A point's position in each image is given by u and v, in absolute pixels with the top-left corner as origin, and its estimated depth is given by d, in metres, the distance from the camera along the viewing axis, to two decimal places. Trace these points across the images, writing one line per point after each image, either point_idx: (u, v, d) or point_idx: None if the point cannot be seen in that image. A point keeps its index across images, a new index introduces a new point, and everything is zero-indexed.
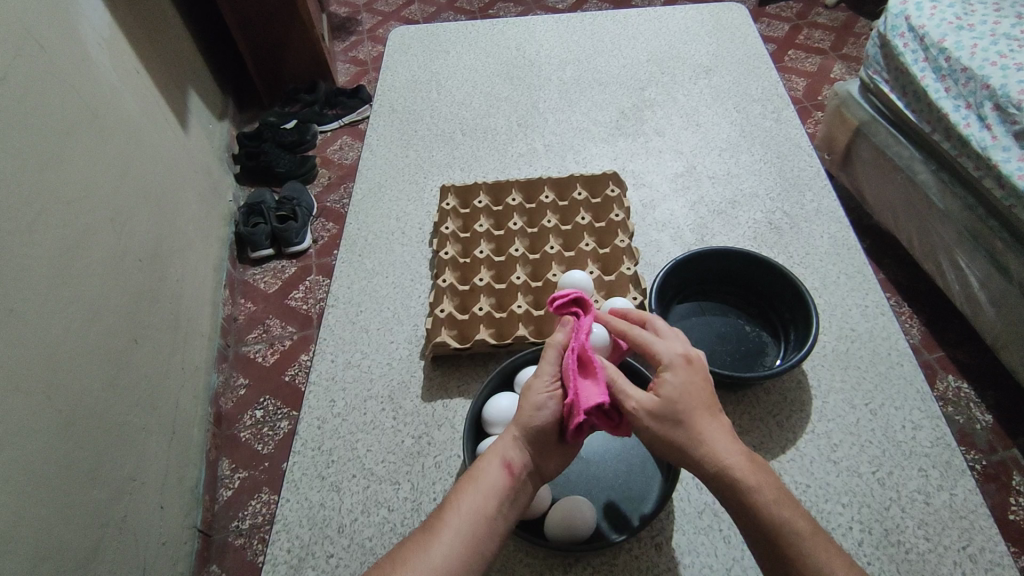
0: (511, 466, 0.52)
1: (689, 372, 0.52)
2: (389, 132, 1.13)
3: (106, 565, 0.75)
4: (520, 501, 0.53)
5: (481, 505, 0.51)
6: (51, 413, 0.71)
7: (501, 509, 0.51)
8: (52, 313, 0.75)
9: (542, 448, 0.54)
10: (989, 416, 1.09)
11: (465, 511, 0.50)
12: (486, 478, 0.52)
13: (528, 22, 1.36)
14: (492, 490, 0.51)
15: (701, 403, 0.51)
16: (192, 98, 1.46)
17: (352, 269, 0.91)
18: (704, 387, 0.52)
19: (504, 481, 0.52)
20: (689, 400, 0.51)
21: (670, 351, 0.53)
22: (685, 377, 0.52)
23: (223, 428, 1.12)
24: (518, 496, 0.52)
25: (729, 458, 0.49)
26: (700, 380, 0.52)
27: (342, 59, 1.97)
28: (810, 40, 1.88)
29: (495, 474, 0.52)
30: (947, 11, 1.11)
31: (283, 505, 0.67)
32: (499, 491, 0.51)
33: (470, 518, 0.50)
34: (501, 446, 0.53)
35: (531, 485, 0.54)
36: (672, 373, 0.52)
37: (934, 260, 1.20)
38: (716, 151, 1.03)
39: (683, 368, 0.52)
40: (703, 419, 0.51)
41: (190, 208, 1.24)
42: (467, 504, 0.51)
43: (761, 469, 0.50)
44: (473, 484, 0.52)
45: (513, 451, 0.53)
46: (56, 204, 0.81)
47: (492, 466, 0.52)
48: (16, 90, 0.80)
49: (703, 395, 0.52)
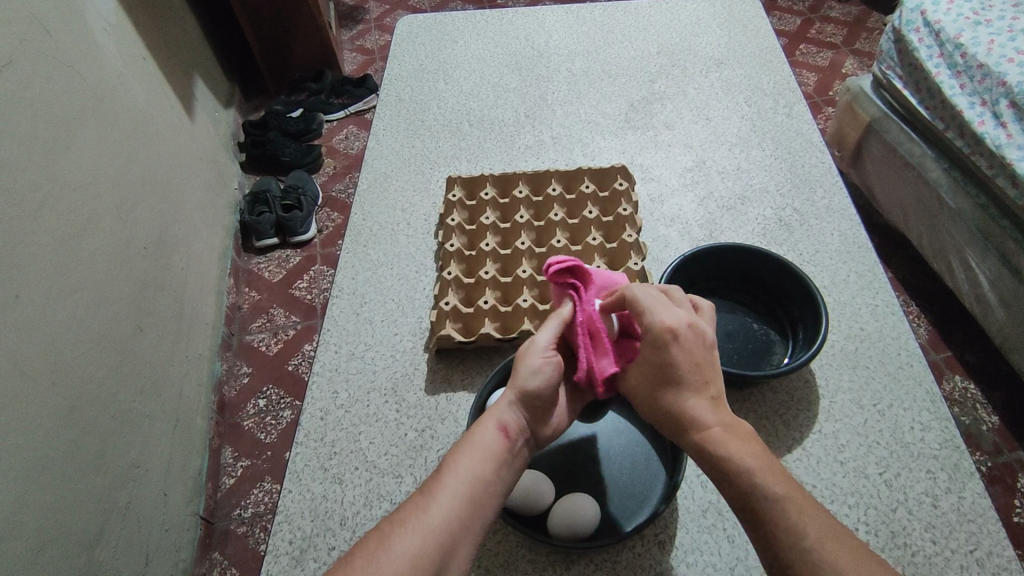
0: (506, 429, 0.52)
1: (675, 342, 0.50)
2: (396, 121, 1.12)
3: (109, 552, 0.75)
4: (517, 464, 0.52)
5: (480, 467, 0.49)
6: (56, 400, 0.71)
7: (498, 473, 0.50)
8: (57, 300, 0.75)
9: (537, 413, 0.54)
10: (996, 418, 1.08)
11: (462, 473, 0.49)
12: (482, 440, 0.51)
13: (538, 12, 1.35)
14: (489, 452, 0.50)
15: (685, 374, 0.49)
16: (198, 85, 1.45)
17: (356, 260, 0.90)
18: (693, 356, 0.50)
19: (500, 444, 0.51)
20: (671, 372, 0.49)
21: (656, 319, 0.51)
22: (668, 349, 0.50)
23: (225, 416, 1.13)
24: (515, 460, 0.51)
25: (710, 429, 0.47)
26: (689, 349, 0.50)
27: (349, 48, 1.96)
28: (822, 35, 1.85)
29: (491, 437, 0.51)
30: (964, 6, 1.09)
31: (285, 496, 0.67)
32: (495, 453, 0.50)
33: (468, 480, 0.48)
34: (495, 411, 0.53)
35: (526, 450, 0.53)
36: (656, 346, 0.50)
37: (945, 259, 1.18)
38: (726, 146, 1.02)
39: (669, 338, 0.50)
40: (685, 390, 0.49)
41: (195, 195, 1.24)
42: (464, 466, 0.49)
43: (747, 438, 0.46)
44: (470, 446, 0.50)
45: (507, 414, 0.53)
46: (62, 190, 0.81)
47: (487, 429, 0.52)
48: (21, 75, 0.79)
49: (689, 365, 0.49)
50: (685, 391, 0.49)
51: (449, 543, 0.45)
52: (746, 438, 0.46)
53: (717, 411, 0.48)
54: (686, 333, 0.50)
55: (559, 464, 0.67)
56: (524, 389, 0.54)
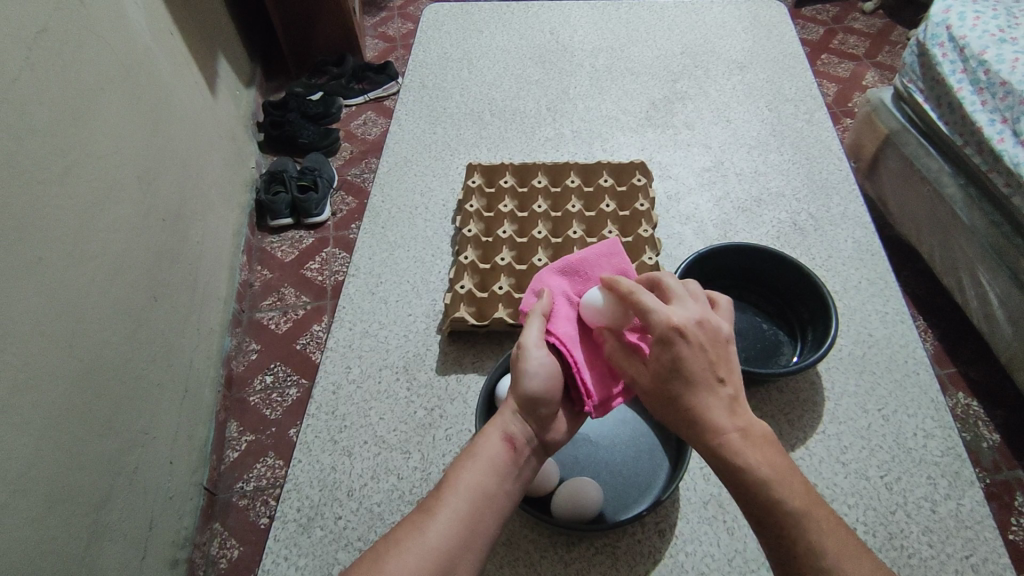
0: (512, 440, 0.54)
1: (683, 342, 0.48)
2: (418, 107, 1.13)
3: (116, 514, 0.77)
4: (523, 475, 0.54)
5: (482, 480, 0.51)
6: (72, 362, 0.73)
7: (503, 485, 0.52)
8: (79, 264, 0.77)
9: (547, 422, 0.56)
10: (997, 436, 1.09)
11: (465, 487, 0.50)
12: (485, 453, 0.53)
13: (564, 7, 1.35)
14: (492, 466, 0.52)
15: (696, 375, 0.48)
16: (223, 63, 1.47)
17: (374, 241, 0.91)
18: (701, 356, 0.48)
19: (505, 454, 0.53)
20: (682, 374, 0.48)
21: (663, 319, 0.49)
22: (677, 350, 0.48)
23: (233, 391, 1.14)
24: (521, 471, 0.53)
25: (725, 434, 0.46)
26: (698, 349, 0.48)
27: (371, 34, 1.97)
28: (844, 45, 1.85)
29: (495, 448, 0.53)
30: (990, 22, 1.09)
31: (295, 465, 0.69)
32: (500, 464, 0.52)
33: (470, 495, 0.50)
34: (501, 420, 0.55)
35: (534, 458, 0.55)
36: (664, 348, 0.48)
37: (955, 275, 1.19)
38: (745, 148, 1.03)
39: (676, 338, 0.48)
40: (697, 389, 0.48)
41: (214, 172, 1.25)
42: (467, 480, 0.51)
43: (764, 444, 0.46)
44: (473, 458, 0.52)
45: (514, 423, 0.55)
46: (89, 159, 0.82)
47: (493, 439, 0.54)
48: (55, 43, 0.81)
49: (701, 365, 0.48)
50: (695, 393, 0.47)
51: (449, 560, 0.47)
52: (764, 445, 0.46)
53: (734, 413, 0.47)
54: (693, 330, 0.49)
55: (564, 449, 0.68)
56: (532, 399, 0.55)
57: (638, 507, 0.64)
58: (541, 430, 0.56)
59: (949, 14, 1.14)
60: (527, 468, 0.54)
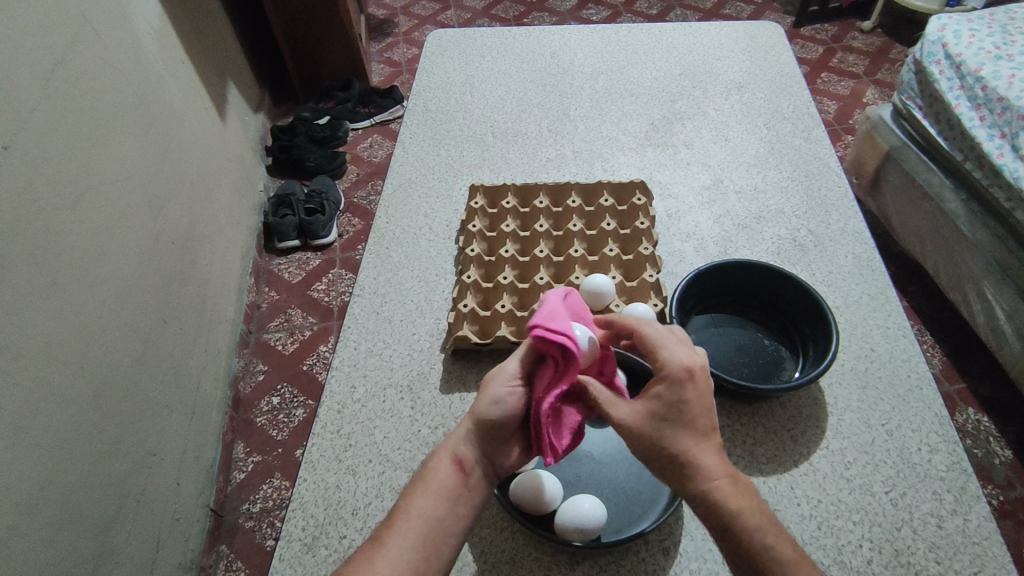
0: (461, 461, 0.53)
1: (690, 382, 0.51)
2: (422, 130, 1.15)
3: (124, 535, 0.77)
4: (479, 496, 0.53)
5: (431, 506, 0.51)
6: (82, 382, 0.74)
7: (454, 508, 0.52)
8: (90, 286, 0.78)
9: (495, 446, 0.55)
10: (1008, 452, 1.08)
11: (413, 516, 0.50)
12: (436, 479, 0.53)
13: (564, 31, 1.38)
14: (442, 490, 0.52)
15: (695, 417, 0.51)
16: (232, 90, 1.50)
17: (379, 262, 0.93)
18: (702, 401, 0.51)
19: (454, 479, 0.53)
20: (681, 411, 0.51)
21: (675, 359, 0.52)
22: (685, 389, 0.51)
23: (240, 412, 1.15)
24: (474, 493, 0.53)
25: (717, 481, 0.49)
26: (699, 393, 0.52)
27: (377, 60, 2.01)
28: (843, 64, 1.87)
29: (444, 472, 0.53)
30: (986, 39, 1.10)
31: (300, 484, 0.69)
32: (448, 489, 0.52)
33: (416, 522, 0.50)
34: (450, 444, 0.55)
35: (487, 480, 0.54)
36: (666, 386, 0.51)
37: (960, 289, 1.19)
38: (744, 166, 1.04)
39: (685, 378, 0.51)
40: (689, 434, 0.51)
41: (223, 195, 1.28)
42: (415, 507, 0.51)
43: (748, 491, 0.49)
44: (423, 486, 0.52)
45: (463, 448, 0.54)
46: (100, 184, 0.84)
47: (443, 463, 0.53)
48: (71, 74, 0.83)
49: (702, 409, 0.51)
50: (689, 437, 0.51)
51: None
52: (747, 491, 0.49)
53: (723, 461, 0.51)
54: (700, 373, 0.52)
55: (566, 466, 0.69)
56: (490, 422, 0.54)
57: (641, 525, 0.64)
58: (494, 449, 0.55)
59: (945, 31, 1.15)
60: (478, 490, 0.53)
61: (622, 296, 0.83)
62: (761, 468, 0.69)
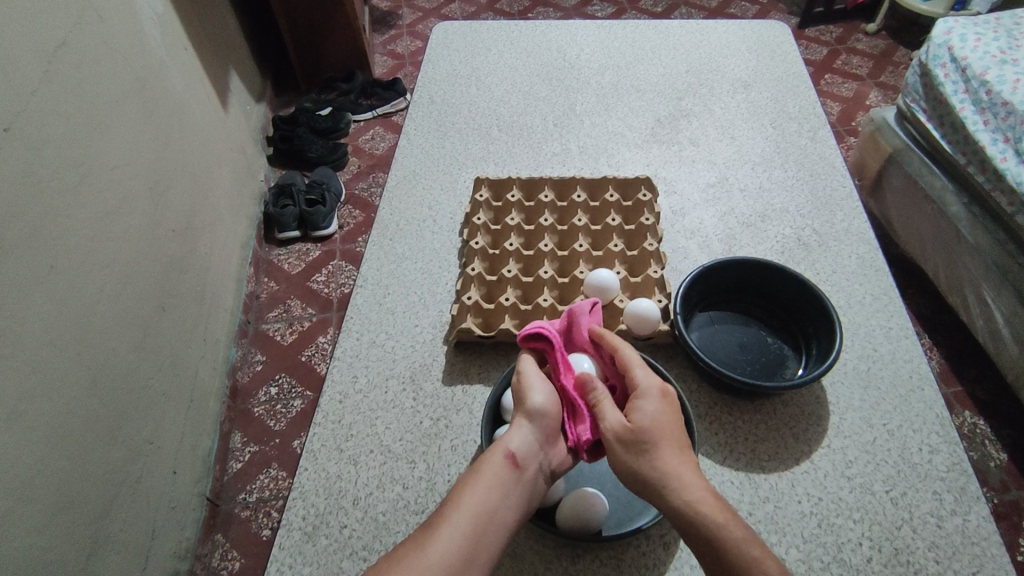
0: (514, 456, 0.55)
1: (661, 401, 0.56)
2: (427, 121, 1.15)
3: (119, 522, 0.77)
4: (529, 493, 0.54)
5: (485, 497, 0.52)
6: (80, 369, 0.74)
7: (504, 501, 0.53)
8: (89, 271, 0.78)
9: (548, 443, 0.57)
10: (1004, 455, 1.08)
11: (468, 506, 0.51)
12: (490, 471, 0.54)
13: (570, 26, 1.38)
14: (497, 481, 0.53)
15: (668, 433, 0.54)
16: (234, 78, 1.49)
17: (382, 253, 0.92)
18: (673, 419, 0.55)
19: (508, 473, 0.54)
20: (657, 428, 0.54)
21: (649, 380, 0.58)
22: (657, 406, 0.56)
23: (237, 401, 1.15)
24: (526, 488, 0.54)
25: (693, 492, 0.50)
26: (668, 413, 0.56)
27: (380, 51, 2.00)
28: (847, 65, 1.87)
29: (498, 466, 0.54)
30: (992, 43, 1.10)
31: (301, 473, 0.69)
32: (503, 482, 0.53)
33: (472, 513, 0.51)
34: (503, 441, 0.56)
35: (536, 477, 0.56)
36: (642, 400, 0.56)
37: (960, 292, 1.19)
38: (750, 165, 1.04)
39: (656, 395, 0.56)
40: (665, 450, 0.53)
41: (224, 184, 1.27)
42: (469, 497, 0.52)
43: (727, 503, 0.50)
44: (476, 477, 0.53)
45: (515, 443, 0.56)
46: (101, 170, 0.84)
47: (495, 457, 0.54)
48: (73, 57, 0.83)
49: (672, 426, 0.55)
50: (666, 451, 0.53)
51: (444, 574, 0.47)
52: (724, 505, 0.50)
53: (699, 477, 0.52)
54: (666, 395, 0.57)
55: None
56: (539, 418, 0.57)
57: (642, 519, 0.64)
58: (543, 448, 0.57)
59: (951, 35, 1.15)
60: (528, 485, 0.55)
61: (626, 291, 0.83)
62: (762, 465, 0.69)
